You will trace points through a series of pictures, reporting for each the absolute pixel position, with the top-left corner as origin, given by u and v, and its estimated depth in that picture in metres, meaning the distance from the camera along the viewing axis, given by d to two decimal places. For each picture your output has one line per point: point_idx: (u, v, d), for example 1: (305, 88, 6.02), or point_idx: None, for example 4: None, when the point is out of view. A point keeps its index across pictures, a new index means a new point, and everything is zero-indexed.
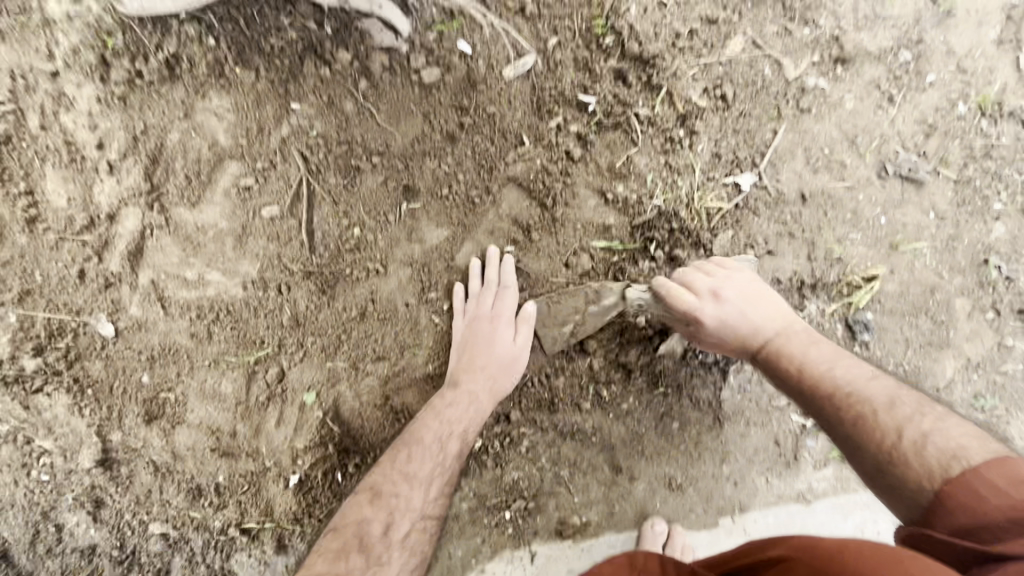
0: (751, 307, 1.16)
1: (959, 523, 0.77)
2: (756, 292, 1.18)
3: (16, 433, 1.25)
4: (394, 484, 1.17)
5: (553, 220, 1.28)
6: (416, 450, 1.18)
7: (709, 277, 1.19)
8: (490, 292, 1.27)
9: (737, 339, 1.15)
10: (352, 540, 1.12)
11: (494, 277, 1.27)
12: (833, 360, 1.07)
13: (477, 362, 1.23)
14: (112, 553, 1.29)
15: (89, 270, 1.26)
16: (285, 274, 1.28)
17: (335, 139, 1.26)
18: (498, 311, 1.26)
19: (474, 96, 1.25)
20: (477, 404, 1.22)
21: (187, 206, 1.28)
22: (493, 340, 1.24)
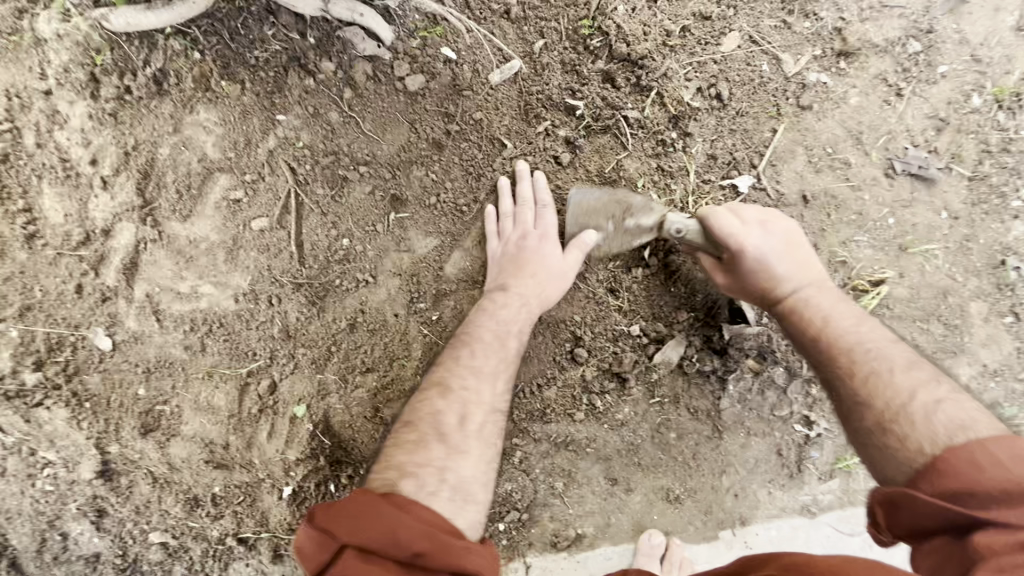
0: (788, 257, 1.08)
1: (949, 486, 0.76)
2: (795, 243, 1.10)
3: (20, 445, 1.27)
4: (461, 378, 1.10)
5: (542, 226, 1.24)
6: (478, 347, 1.14)
7: (751, 217, 1.10)
8: (527, 205, 1.22)
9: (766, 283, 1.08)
10: (422, 436, 1.02)
11: (530, 193, 1.23)
12: (854, 323, 1.03)
13: (524, 269, 1.18)
14: (116, 561, 1.31)
15: (87, 285, 1.28)
16: (276, 286, 1.28)
17: (322, 150, 1.26)
18: (541, 221, 1.22)
19: (459, 102, 1.23)
20: (530, 302, 1.18)
21: (179, 219, 1.29)
22: (539, 247, 1.20)
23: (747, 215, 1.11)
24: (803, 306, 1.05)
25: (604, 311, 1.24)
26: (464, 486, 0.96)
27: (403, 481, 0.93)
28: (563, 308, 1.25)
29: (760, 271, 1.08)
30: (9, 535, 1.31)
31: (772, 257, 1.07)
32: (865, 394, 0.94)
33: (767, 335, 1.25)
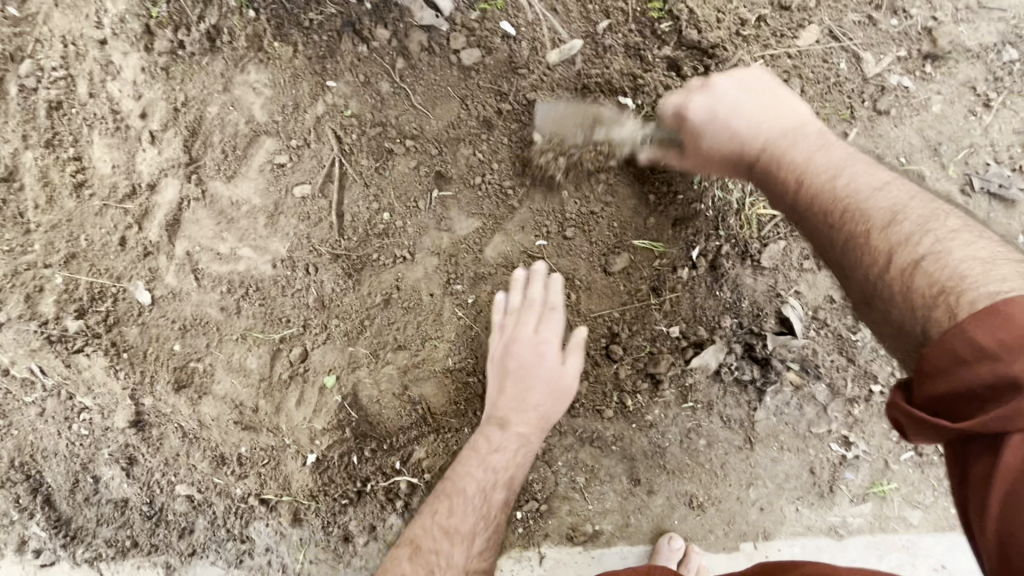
0: (746, 116, 0.97)
1: (936, 365, 0.62)
2: (750, 95, 0.99)
3: (60, 388, 1.31)
4: (435, 541, 1.06)
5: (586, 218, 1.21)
6: (457, 499, 1.10)
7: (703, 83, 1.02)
8: (531, 312, 1.18)
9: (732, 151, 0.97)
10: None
11: (537, 295, 1.19)
12: (832, 160, 0.87)
13: (517, 397, 1.15)
14: (142, 508, 1.36)
15: (131, 238, 1.30)
16: (314, 254, 1.28)
17: (369, 120, 1.23)
18: (543, 332, 1.17)
19: (514, 81, 1.18)
20: (521, 447, 1.15)
21: (224, 180, 1.29)
22: (538, 367, 1.16)
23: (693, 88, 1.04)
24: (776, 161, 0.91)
25: (644, 310, 1.21)
26: None
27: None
28: (603, 303, 1.22)
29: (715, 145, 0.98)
30: (45, 473, 1.36)
31: (732, 113, 0.97)
32: (849, 241, 0.78)
33: (811, 348, 1.21)
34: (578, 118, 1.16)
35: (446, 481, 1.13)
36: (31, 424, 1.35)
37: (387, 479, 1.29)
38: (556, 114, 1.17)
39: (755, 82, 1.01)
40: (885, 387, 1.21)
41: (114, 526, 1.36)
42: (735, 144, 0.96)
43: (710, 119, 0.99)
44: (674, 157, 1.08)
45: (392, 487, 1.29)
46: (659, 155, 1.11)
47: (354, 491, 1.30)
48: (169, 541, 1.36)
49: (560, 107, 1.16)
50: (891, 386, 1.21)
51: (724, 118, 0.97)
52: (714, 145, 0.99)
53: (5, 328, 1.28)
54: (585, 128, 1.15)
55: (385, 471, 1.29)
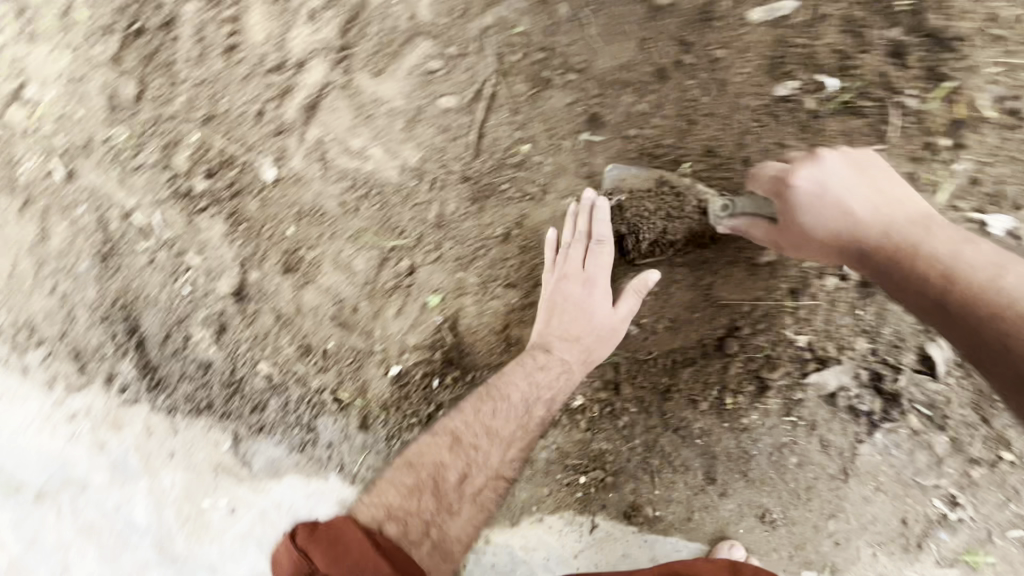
0: (859, 193, 0.93)
1: None
2: (861, 172, 0.95)
3: (174, 243, 1.34)
4: (474, 435, 1.11)
5: (682, 206, 1.11)
6: (490, 414, 1.13)
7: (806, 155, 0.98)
8: (584, 247, 1.14)
9: (845, 228, 0.92)
10: (426, 486, 1.07)
11: (585, 228, 1.14)
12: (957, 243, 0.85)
13: (567, 328, 1.14)
14: (223, 375, 1.40)
15: (269, 112, 1.29)
16: (444, 171, 1.23)
17: (536, 43, 1.15)
18: (591, 268, 1.13)
19: (703, 33, 1.08)
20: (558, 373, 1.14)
21: (371, 73, 1.25)
22: (585, 299, 1.13)
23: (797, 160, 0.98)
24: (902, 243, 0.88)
25: (775, 311, 1.13)
26: (444, 544, 1.05)
27: (388, 524, 1.01)
28: (733, 292, 1.14)
29: (824, 216, 0.93)
30: (143, 319, 1.41)
31: (847, 191, 0.93)
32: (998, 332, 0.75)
33: (945, 397, 1.11)
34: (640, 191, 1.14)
35: (474, 401, 1.16)
36: (139, 271, 1.40)
37: None
38: (622, 177, 1.15)
39: (866, 162, 0.96)
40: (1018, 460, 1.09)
41: (193, 385, 1.42)
42: (846, 223, 0.92)
43: (818, 194, 0.93)
44: (761, 230, 1.02)
45: None
46: (744, 227, 1.04)
47: (424, 414, 1.32)
48: (241, 413, 1.41)
49: (628, 171, 1.15)
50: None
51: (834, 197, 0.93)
52: (821, 216, 0.93)
53: (138, 172, 1.31)
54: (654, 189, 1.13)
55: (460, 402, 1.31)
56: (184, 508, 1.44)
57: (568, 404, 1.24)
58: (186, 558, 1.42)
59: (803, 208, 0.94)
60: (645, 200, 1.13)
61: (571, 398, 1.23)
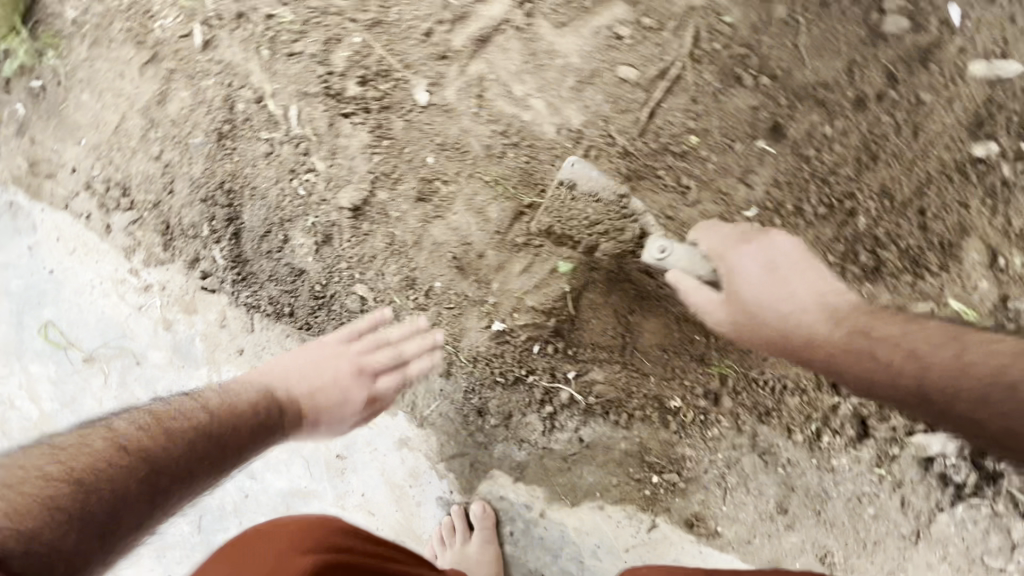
0: (793, 281, 1.00)
1: None
2: (790, 264, 1.02)
3: (303, 141, 1.30)
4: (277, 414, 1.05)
5: (622, 230, 1.16)
6: (263, 420, 1.03)
7: (743, 234, 1.08)
8: (383, 348, 1.19)
9: (776, 315, 0.98)
10: (174, 427, 0.93)
11: (409, 351, 1.20)
12: (902, 329, 0.90)
13: (342, 392, 1.13)
14: (314, 287, 1.36)
15: (437, 34, 1.24)
16: (604, 141, 1.20)
17: (739, 38, 1.12)
18: (380, 384, 1.16)
19: (916, 73, 1.06)
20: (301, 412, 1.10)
21: (555, 23, 1.21)
22: (344, 396, 1.13)
23: (733, 244, 1.06)
24: (841, 331, 0.94)
25: None
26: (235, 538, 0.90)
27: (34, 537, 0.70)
28: None
29: (762, 299, 1.00)
30: (244, 210, 1.36)
31: (776, 276, 1.01)
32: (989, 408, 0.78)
33: None
34: (593, 193, 1.18)
35: (250, 411, 1.03)
36: (253, 160, 1.34)
37: (552, 382, 1.27)
38: (579, 178, 1.18)
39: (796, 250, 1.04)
40: None
41: (279, 289, 1.37)
42: (787, 323, 0.98)
43: (762, 276, 1.00)
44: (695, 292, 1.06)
45: (553, 391, 1.27)
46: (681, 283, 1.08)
47: (513, 374, 1.29)
48: (323, 328, 1.36)
49: (589, 174, 1.18)
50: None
51: (772, 278, 1.00)
52: (759, 298, 1.00)
53: (291, 61, 1.27)
54: (602, 204, 1.17)
55: (554, 374, 1.27)
56: None
57: (663, 402, 1.23)
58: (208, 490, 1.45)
59: (751, 295, 1.01)
60: (589, 208, 1.18)
61: (668, 398, 1.23)
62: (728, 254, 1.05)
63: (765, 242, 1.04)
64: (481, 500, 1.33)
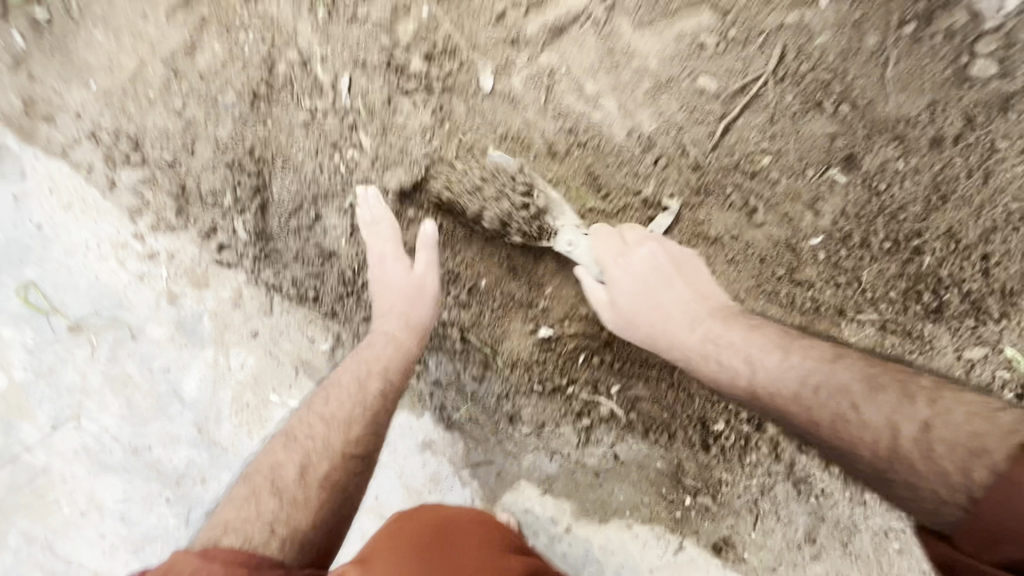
0: (639, 284, 1.10)
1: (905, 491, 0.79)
2: (656, 275, 1.11)
3: (350, 114, 1.20)
4: (351, 376, 1.10)
5: (496, 199, 1.12)
6: (367, 347, 1.14)
7: (622, 244, 1.13)
8: (370, 229, 1.19)
9: (651, 331, 1.09)
10: (288, 440, 1.04)
11: (380, 217, 1.18)
12: (770, 352, 0.98)
13: (382, 309, 1.17)
14: (345, 272, 1.26)
15: (510, 17, 1.16)
16: (674, 151, 1.16)
17: (824, 61, 1.10)
18: (387, 241, 1.18)
19: (994, 120, 1.05)
20: (399, 313, 1.15)
21: (636, 23, 1.15)
22: (389, 276, 1.17)
23: (611, 255, 1.12)
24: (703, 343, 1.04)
25: None
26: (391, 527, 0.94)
27: (224, 538, 0.89)
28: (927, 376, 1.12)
29: (643, 319, 1.09)
30: (274, 180, 1.25)
31: (653, 296, 1.10)
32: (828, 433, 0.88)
33: None
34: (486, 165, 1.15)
35: (352, 358, 1.14)
36: (289, 128, 1.23)
37: (593, 395, 1.23)
38: (501, 169, 1.15)
39: (670, 262, 1.12)
40: None
41: (306, 270, 1.27)
42: (642, 319, 1.09)
43: (636, 296, 1.10)
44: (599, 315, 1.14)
45: (593, 405, 1.23)
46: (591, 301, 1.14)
47: (552, 383, 1.23)
48: (350, 317, 1.28)
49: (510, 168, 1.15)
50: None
51: (639, 295, 1.10)
52: (641, 319, 1.10)
53: (349, 26, 1.18)
54: (516, 192, 1.13)
55: (596, 386, 1.22)
56: (243, 395, 1.32)
57: (706, 425, 1.20)
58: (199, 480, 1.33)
59: (627, 310, 1.10)
60: (501, 199, 1.13)
61: (711, 421, 1.20)
62: (604, 271, 1.12)
63: (631, 250, 1.12)
64: (505, 512, 1.27)
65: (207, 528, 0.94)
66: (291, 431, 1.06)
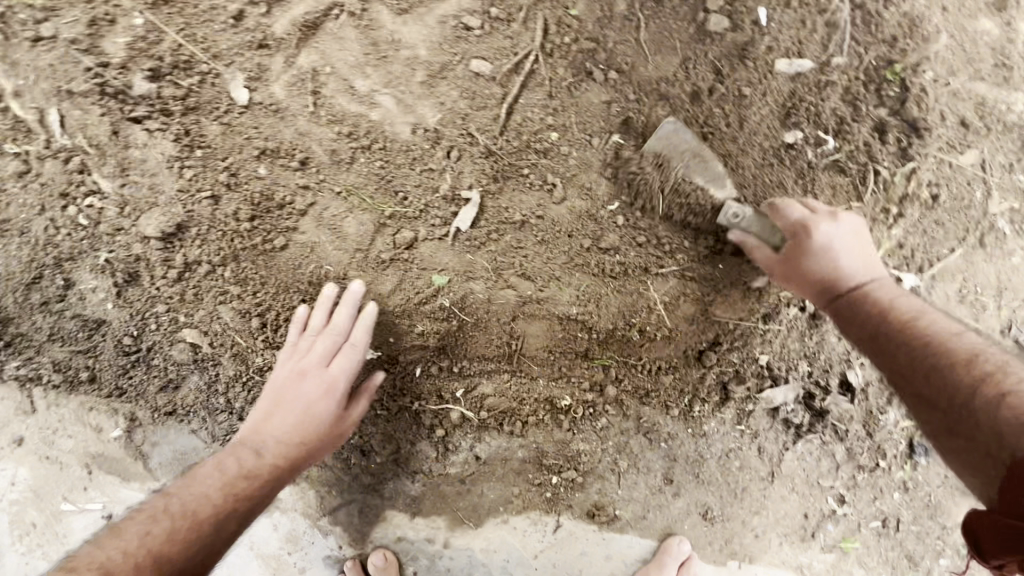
0: (849, 252, 1.05)
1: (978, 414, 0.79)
2: (857, 243, 1.06)
3: (76, 154, 1.00)
4: (202, 494, 0.95)
5: (256, 228, 1.05)
6: (243, 476, 0.98)
7: (823, 209, 1.09)
8: (341, 345, 1.06)
9: (830, 274, 1.03)
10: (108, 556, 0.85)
11: (342, 325, 1.06)
12: (909, 310, 0.98)
13: (274, 417, 1.03)
14: (120, 340, 1.06)
15: (250, 17, 1.03)
16: (463, 139, 1.11)
17: (585, 32, 1.12)
18: (335, 368, 1.05)
19: (736, 70, 1.15)
20: (295, 444, 1.02)
21: (395, 10, 1.08)
22: (314, 403, 1.03)
23: (812, 213, 1.07)
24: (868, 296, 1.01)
25: (750, 333, 1.23)
26: None
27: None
28: (731, 313, 1.21)
29: (823, 265, 1.03)
30: None
31: (837, 255, 1.04)
32: (925, 369, 0.88)
33: (849, 414, 1.30)
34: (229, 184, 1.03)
35: (215, 482, 0.97)
36: None
37: (439, 404, 1.18)
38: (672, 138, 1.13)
39: (860, 231, 1.08)
40: (885, 470, 1.33)
41: (68, 349, 1.06)
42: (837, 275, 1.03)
43: (829, 249, 1.03)
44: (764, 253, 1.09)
45: (441, 413, 1.19)
46: (749, 242, 1.10)
47: (396, 403, 1.17)
48: (141, 390, 1.09)
49: (679, 136, 1.13)
50: (890, 466, 1.33)
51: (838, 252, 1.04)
52: (822, 264, 1.03)
53: (48, 50, 0.98)
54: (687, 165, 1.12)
55: (441, 395, 1.18)
56: (25, 514, 1.09)
57: (554, 403, 1.22)
58: None
59: (809, 252, 1.04)
60: (667, 175, 1.12)
61: (557, 398, 1.22)
62: (806, 219, 1.06)
63: (835, 218, 1.07)
64: (379, 547, 1.21)
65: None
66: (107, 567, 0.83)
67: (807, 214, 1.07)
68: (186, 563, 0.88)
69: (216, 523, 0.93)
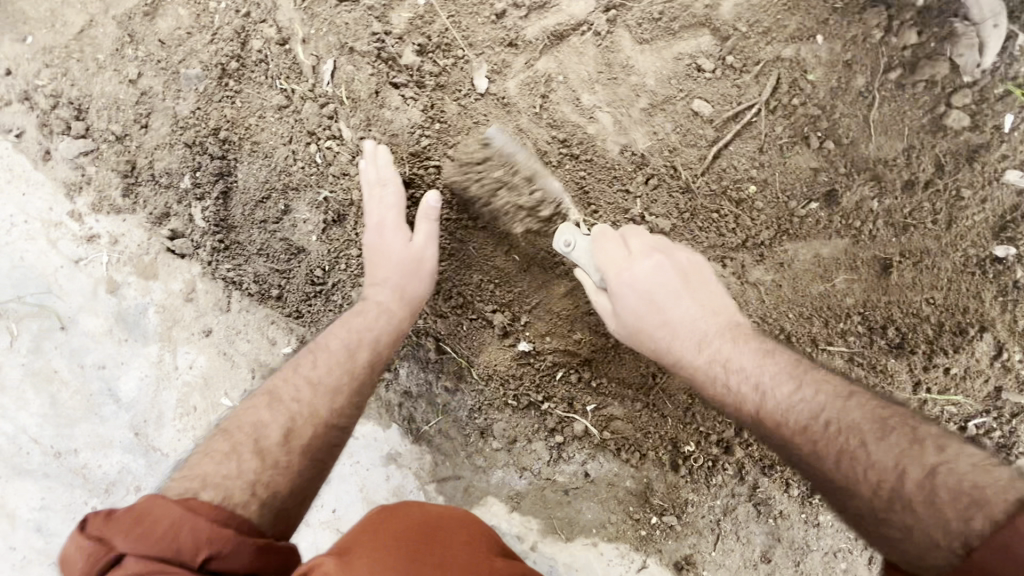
0: (682, 300, 1.02)
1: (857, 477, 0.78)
2: (687, 278, 1.04)
3: (333, 102, 1.13)
4: (332, 337, 1.03)
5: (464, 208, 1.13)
6: (357, 315, 1.06)
7: (644, 242, 1.06)
8: (377, 190, 1.10)
9: (670, 333, 1.00)
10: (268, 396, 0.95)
11: (374, 174, 1.10)
12: (796, 383, 0.91)
13: (375, 272, 1.09)
14: (313, 270, 1.17)
15: (509, 18, 1.12)
16: (665, 171, 1.15)
17: (814, 98, 1.13)
18: (381, 211, 1.10)
19: (961, 169, 1.10)
20: (401, 285, 1.07)
21: (637, 39, 1.13)
22: (386, 250, 1.08)
23: (641, 248, 1.04)
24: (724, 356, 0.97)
25: None
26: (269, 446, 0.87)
27: (203, 492, 0.78)
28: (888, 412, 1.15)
29: (657, 319, 1.01)
30: (240, 165, 1.15)
31: (669, 304, 1.01)
32: (825, 448, 0.82)
33: None
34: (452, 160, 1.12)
35: (343, 323, 1.05)
36: (260, 110, 1.14)
37: (568, 412, 1.22)
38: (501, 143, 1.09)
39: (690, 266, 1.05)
40: None
41: (269, 265, 1.18)
42: (674, 329, 1.00)
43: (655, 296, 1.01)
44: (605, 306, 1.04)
45: (567, 421, 1.22)
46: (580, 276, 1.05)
47: (528, 399, 1.22)
48: (318, 319, 1.19)
49: (507, 140, 1.09)
50: None
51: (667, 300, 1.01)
52: (656, 318, 1.01)
53: (342, 12, 1.12)
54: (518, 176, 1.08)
55: (572, 404, 1.21)
56: (190, 398, 1.20)
57: (677, 446, 1.22)
58: (119, 478, 1.20)
59: (643, 298, 1.01)
60: (495, 172, 1.08)
61: (682, 442, 1.21)
62: (629, 259, 1.02)
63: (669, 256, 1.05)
64: None
65: (177, 479, 0.83)
66: (274, 392, 0.95)
67: (642, 248, 1.04)
68: (336, 384, 0.97)
69: (350, 352, 1.01)
